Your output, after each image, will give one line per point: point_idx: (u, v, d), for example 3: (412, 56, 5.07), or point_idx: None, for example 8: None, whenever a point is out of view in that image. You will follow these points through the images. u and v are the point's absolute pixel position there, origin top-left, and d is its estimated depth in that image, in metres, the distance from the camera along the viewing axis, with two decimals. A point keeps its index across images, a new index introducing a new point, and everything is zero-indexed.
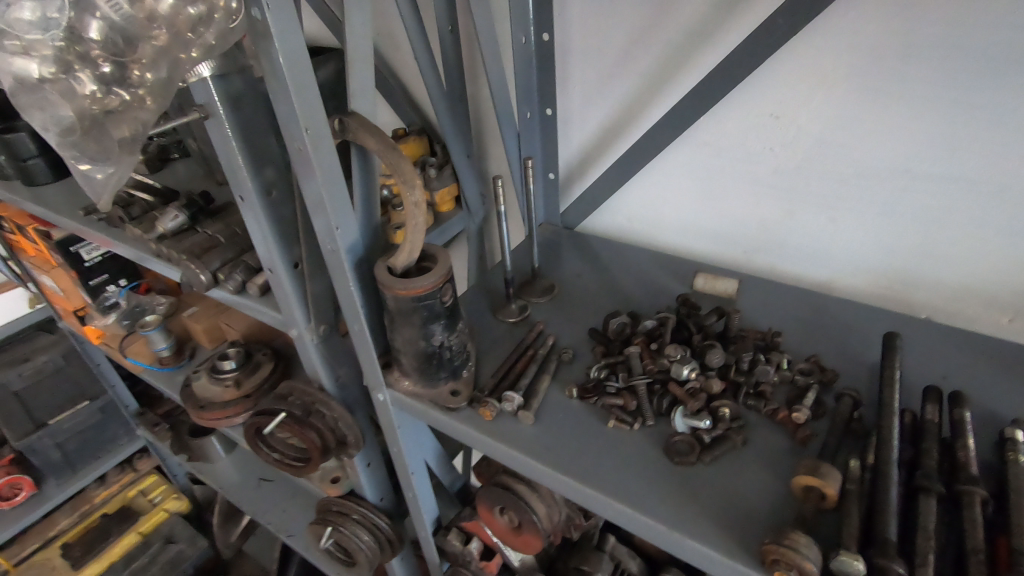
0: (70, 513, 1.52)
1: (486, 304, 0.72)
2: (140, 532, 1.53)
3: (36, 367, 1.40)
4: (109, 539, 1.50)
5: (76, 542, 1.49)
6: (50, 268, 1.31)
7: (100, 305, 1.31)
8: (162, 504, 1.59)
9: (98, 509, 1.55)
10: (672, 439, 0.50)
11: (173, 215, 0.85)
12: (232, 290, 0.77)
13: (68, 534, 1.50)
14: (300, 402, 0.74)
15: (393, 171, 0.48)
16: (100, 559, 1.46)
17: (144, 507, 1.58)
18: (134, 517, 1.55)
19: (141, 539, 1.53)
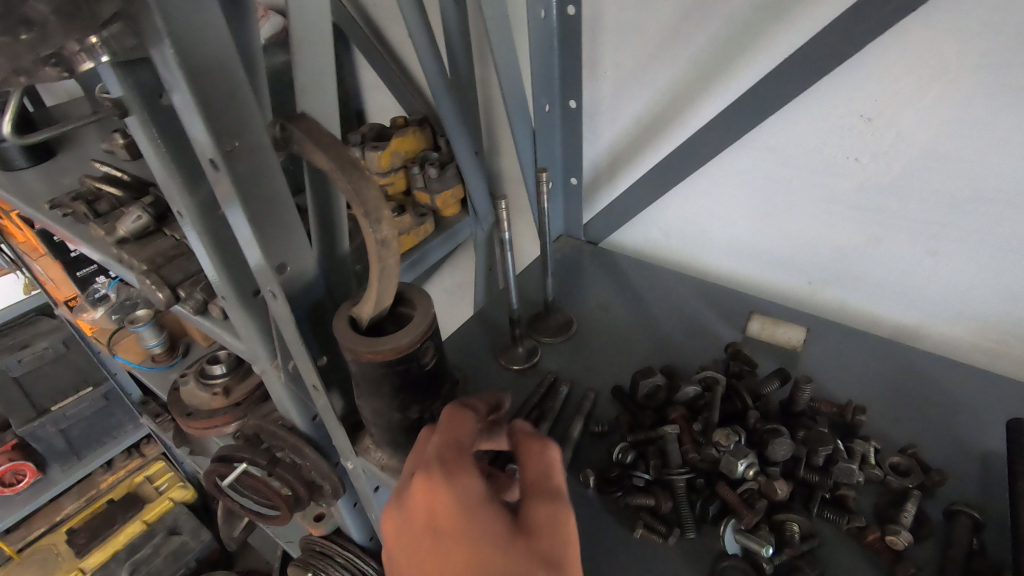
0: (76, 497, 1.41)
1: (488, 342, 0.59)
2: (145, 521, 1.42)
3: (36, 353, 1.25)
4: (113, 527, 1.38)
5: (81, 528, 1.38)
6: (38, 256, 1.22)
7: (88, 298, 1.18)
8: (168, 492, 1.47)
9: (105, 495, 1.43)
10: (720, 565, 0.38)
11: (136, 215, 0.74)
12: (193, 311, 0.66)
13: (74, 519, 1.39)
14: (266, 448, 0.64)
15: (350, 199, 0.35)
16: (102, 549, 1.35)
17: (149, 495, 1.46)
18: (138, 504, 1.43)
19: (145, 528, 1.41)
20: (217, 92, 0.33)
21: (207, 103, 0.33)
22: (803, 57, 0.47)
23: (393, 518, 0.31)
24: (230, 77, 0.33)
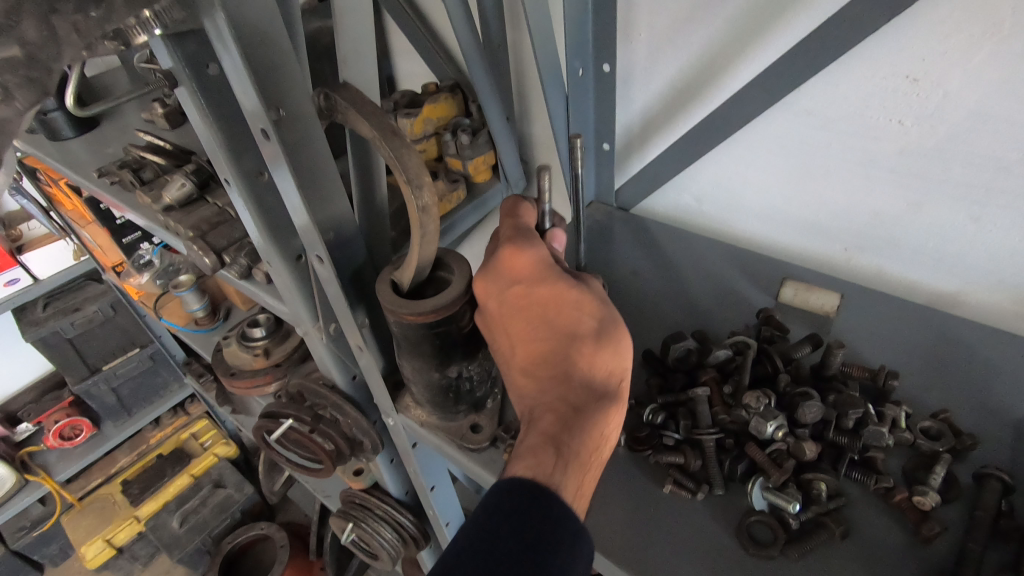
0: (129, 451, 1.52)
1: None
2: (192, 475, 1.49)
3: (87, 317, 1.30)
4: (162, 480, 1.46)
5: (134, 480, 1.47)
6: (85, 223, 1.27)
7: (135, 264, 1.26)
8: (212, 449, 1.54)
9: (154, 450, 1.53)
10: (748, 520, 0.39)
11: (180, 183, 0.77)
12: (238, 276, 0.69)
13: (127, 472, 1.49)
14: (310, 406, 0.66)
15: (392, 165, 0.36)
16: (154, 499, 1.43)
17: (195, 451, 1.53)
18: (185, 459, 1.51)
19: (192, 482, 1.48)
20: (265, 63, 0.34)
21: (257, 74, 0.34)
22: (848, 16, 0.46)
23: (483, 278, 0.39)
24: (273, 46, 0.34)
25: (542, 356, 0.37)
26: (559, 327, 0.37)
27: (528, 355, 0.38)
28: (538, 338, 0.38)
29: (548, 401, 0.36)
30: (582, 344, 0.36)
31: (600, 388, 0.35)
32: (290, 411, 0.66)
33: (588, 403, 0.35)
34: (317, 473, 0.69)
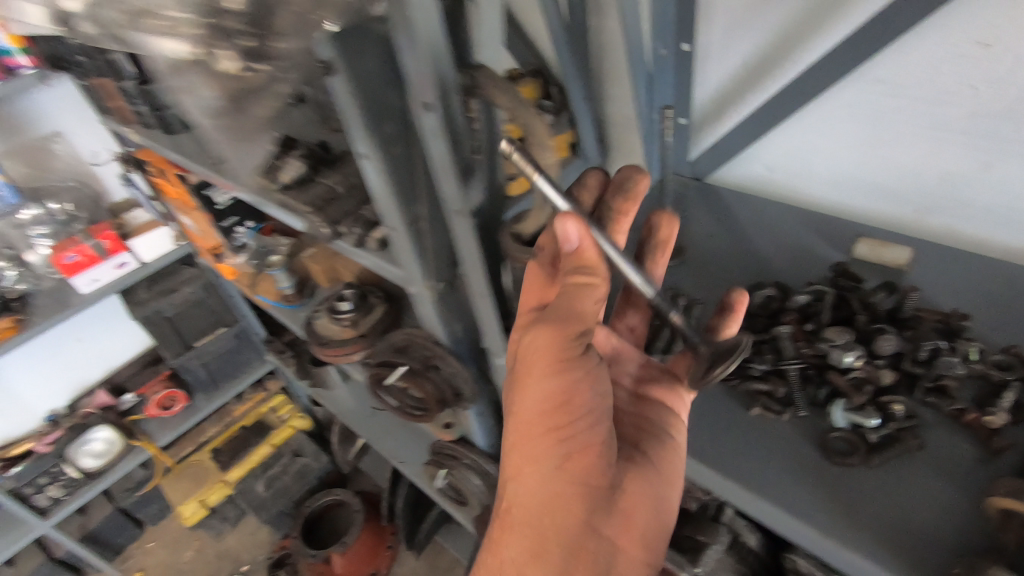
0: (217, 423, 1.68)
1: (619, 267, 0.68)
2: (273, 444, 1.64)
3: (183, 297, 1.46)
4: (248, 448, 1.61)
5: (223, 448, 1.62)
6: (188, 210, 1.43)
7: (232, 246, 1.39)
8: (290, 421, 1.68)
9: (238, 422, 1.68)
10: (829, 436, 0.45)
11: (295, 165, 0.87)
12: (352, 244, 0.78)
13: (216, 441, 1.64)
14: (419, 355, 0.76)
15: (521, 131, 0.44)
16: (239, 466, 1.58)
17: (274, 424, 1.67)
18: (266, 431, 1.65)
19: (274, 450, 1.63)
20: (431, 46, 0.41)
21: (424, 57, 0.41)
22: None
23: None
24: (438, 27, 0.41)
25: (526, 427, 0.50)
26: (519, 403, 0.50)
27: None
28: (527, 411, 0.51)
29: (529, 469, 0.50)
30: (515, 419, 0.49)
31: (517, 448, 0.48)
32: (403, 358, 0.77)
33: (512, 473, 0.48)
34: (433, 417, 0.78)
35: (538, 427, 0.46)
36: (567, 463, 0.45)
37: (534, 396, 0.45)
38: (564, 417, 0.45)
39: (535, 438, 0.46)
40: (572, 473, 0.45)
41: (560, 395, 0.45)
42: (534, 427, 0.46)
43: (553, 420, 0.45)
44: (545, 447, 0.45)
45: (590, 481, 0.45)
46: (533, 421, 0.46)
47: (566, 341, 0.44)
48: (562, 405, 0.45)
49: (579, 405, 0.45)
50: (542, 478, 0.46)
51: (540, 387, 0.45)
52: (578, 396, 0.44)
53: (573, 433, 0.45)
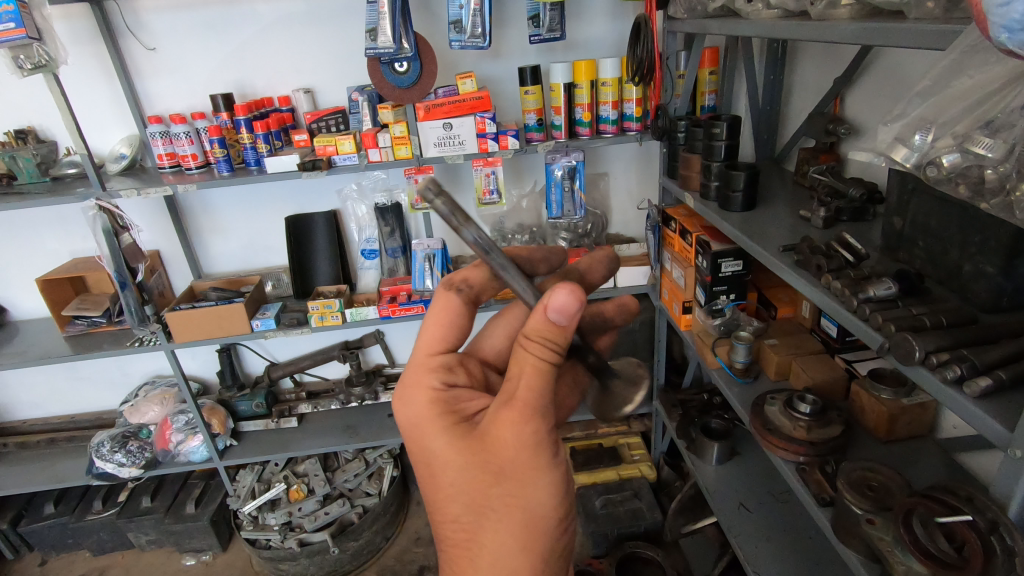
0: (584, 429, 2.45)
1: None
2: (620, 475, 2.26)
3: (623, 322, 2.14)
4: (599, 464, 2.31)
5: (586, 450, 2.40)
6: (686, 264, 1.78)
7: (711, 307, 1.69)
8: (641, 464, 2.30)
9: (599, 438, 2.43)
10: None
11: (885, 286, 0.98)
12: (944, 379, 0.81)
13: (581, 442, 2.42)
14: (985, 516, 0.75)
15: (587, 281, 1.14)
16: (602, 471, 2.27)
17: (628, 457, 2.34)
18: (620, 462, 2.31)
19: (618, 478, 2.24)
20: None
21: None
22: None
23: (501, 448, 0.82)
24: None
25: (535, 514, 0.84)
26: (544, 503, 0.84)
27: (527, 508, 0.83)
28: (529, 500, 0.83)
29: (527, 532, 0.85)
30: (533, 507, 0.83)
31: (543, 520, 0.84)
32: (962, 508, 0.78)
33: (530, 535, 0.84)
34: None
35: (552, 520, 0.85)
36: (563, 533, 0.89)
37: (549, 493, 0.83)
38: (565, 502, 0.86)
39: (558, 527, 0.86)
40: (563, 542, 0.89)
41: (562, 488, 0.85)
42: (554, 522, 0.85)
43: (563, 509, 0.86)
44: (558, 536, 0.87)
45: (569, 549, 0.92)
46: (554, 524, 0.85)
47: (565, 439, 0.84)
48: (567, 491, 0.86)
49: (574, 494, 0.88)
50: (550, 555, 0.86)
51: (550, 480, 0.83)
52: (572, 482, 0.87)
53: (566, 511, 0.88)
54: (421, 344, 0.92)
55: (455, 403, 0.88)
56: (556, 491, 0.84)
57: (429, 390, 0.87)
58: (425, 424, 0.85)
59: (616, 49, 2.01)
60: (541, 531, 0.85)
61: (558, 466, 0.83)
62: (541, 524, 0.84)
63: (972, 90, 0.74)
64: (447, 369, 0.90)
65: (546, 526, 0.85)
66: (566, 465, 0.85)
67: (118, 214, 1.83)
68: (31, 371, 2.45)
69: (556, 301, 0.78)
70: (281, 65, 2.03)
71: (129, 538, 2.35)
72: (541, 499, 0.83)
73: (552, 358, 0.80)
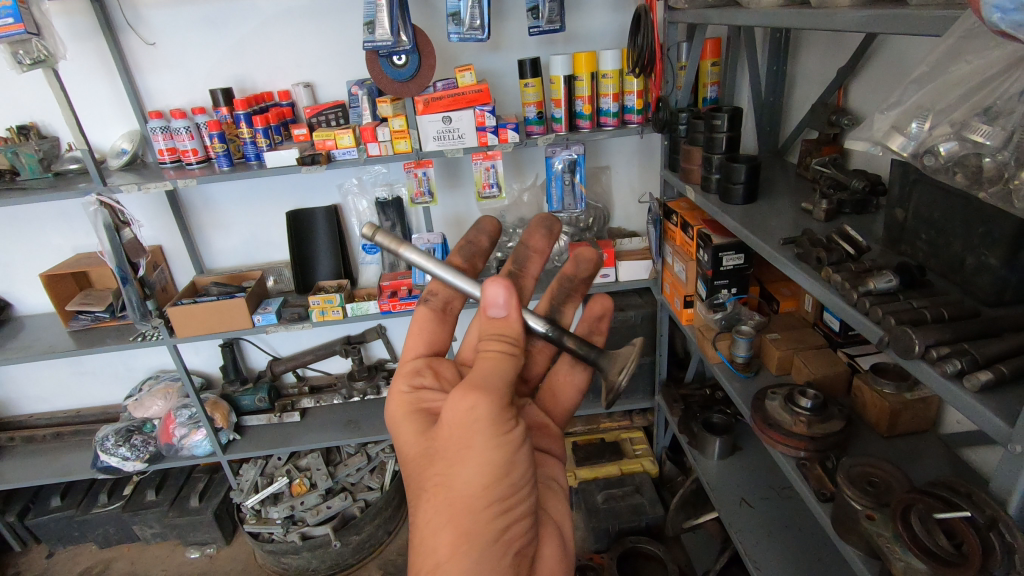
0: (586, 424, 2.44)
1: None
2: (622, 469, 2.25)
3: (624, 316, 2.13)
4: (601, 459, 2.31)
5: (588, 444, 2.39)
6: (688, 258, 1.76)
7: (712, 301, 1.67)
8: (642, 459, 2.29)
9: (601, 433, 2.43)
10: None
11: (886, 279, 0.96)
12: (945, 373, 0.79)
13: (583, 436, 2.42)
14: (984, 512, 0.74)
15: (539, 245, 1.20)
16: (604, 465, 2.27)
17: (630, 452, 2.33)
18: (622, 457, 2.30)
19: (620, 472, 2.24)
20: None
21: None
22: None
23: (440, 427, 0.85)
24: None
25: (469, 496, 0.82)
26: (479, 484, 0.82)
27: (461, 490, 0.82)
28: (461, 479, 0.82)
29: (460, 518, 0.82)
30: (467, 488, 0.82)
31: (476, 504, 0.82)
32: (962, 504, 0.77)
33: (462, 520, 0.82)
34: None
35: (486, 505, 0.82)
36: (505, 528, 0.84)
37: (475, 473, 0.82)
38: (503, 488, 0.83)
39: (488, 509, 0.82)
40: (505, 539, 0.83)
41: (500, 471, 0.83)
42: (484, 504, 0.82)
43: (497, 492, 0.83)
44: (492, 520, 0.83)
45: (518, 544, 0.85)
46: (483, 504, 0.82)
47: (504, 419, 0.82)
48: (504, 475, 0.83)
49: (514, 477, 0.84)
50: (488, 550, 0.82)
51: (485, 462, 0.82)
52: (515, 468, 0.84)
53: (509, 500, 0.84)
54: (404, 355, 1.05)
55: (421, 402, 0.95)
56: (492, 475, 0.82)
57: (397, 392, 0.97)
58: (394, 418, 0.94)
59: (617, 41, 1.99)
60: (474, 519, 0.82)
61: (494, 448, 0.82)
62: (474, 509, 0.82)
63: (969, 76, 0.73)
64: (415, 372, 0.99)
65: (480, 513, 0.82)
66: (507, 449, 0.83)
67: (119, 210, 1.84)
68: (36, 365, 2.47)
69: (495, 296, 0.90)
70: (280, 59, 2.03)
71: (135, 531, 2.37)
72: (473, 480, 0.82)
73: (500, 348, 0.88)
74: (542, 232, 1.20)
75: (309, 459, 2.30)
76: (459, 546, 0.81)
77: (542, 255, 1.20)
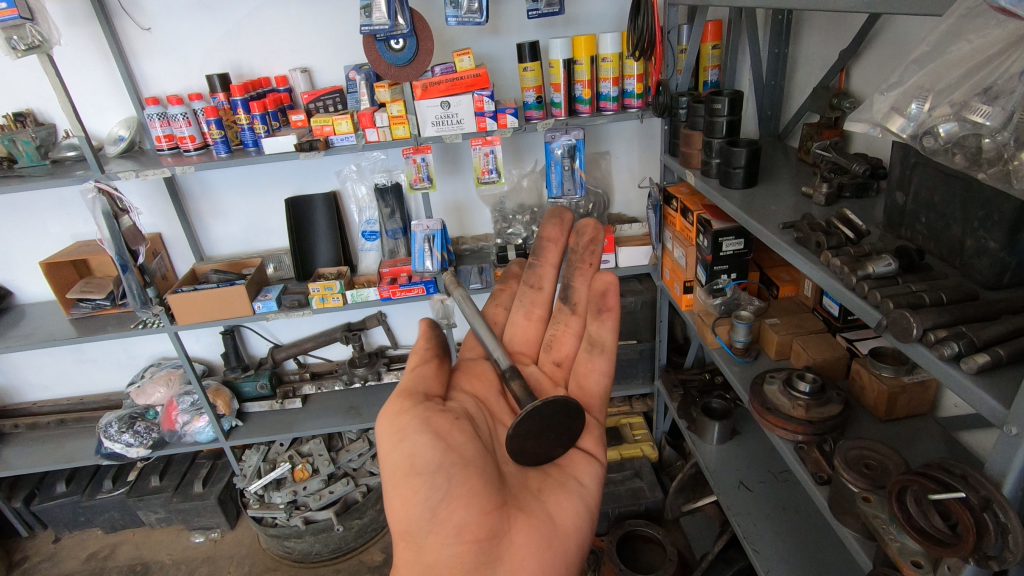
0: None
1: None
2: (621, 454, 2.27)
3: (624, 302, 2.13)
4: None
5: None
6: (687, 244, 1.76)
7: (711, 286, 1.67)
8: (641, 444, 2.30)
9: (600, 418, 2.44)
10: None
11: (885, 262, 0.96)
12: (943, 355, 0.79)
13: None
14: (979, 491, 0.74)
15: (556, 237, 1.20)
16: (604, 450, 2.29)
17: (629, 437, 2.35)
18: (621, 442, 2.32)
19: (619, 457, 2.26)
20: None
21: None
22: None
23: None
24: None
25: (393, 493, 0.84)
26: (392, 478, 0.84)
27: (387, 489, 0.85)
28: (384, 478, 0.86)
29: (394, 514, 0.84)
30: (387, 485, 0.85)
31: (396, 498, 0.84)
32: (956, 485, 0.77)
33: (394, 515, 0.84)
34: (957, 559, 0.77)
35: (403, 497, 0.83)
36: (433, 518, 0.81)
37: (387, 468, 0.85)
38: (414, 477, 0.82)
39: (406, 500, 0.83)
40: (437, 529, 0.81)
41: (406, 463, 0.83)
42: (400, 497, 0.83)
43: (409, 484, 0.82)
44: (418, 510, 0.82)
45: (458, 531, 0.82)
46: (398, 497, 0.84)
47: (395, 417, 0.86)
48: (409, 468, 0.83)
49: (424, 463, 0.82)
50: (422, 541, 0.82)
51: (392, 457, 0.84)
52: (417, 456, 0.83)
53: (423, 490, 0.82)
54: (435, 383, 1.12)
55: None
56: (398, 470, 0.83)
57: None
58: None
59: (617, 24, 1.96)
60: (403, 514, 0.83)
61: (392, 446, 0.85)
62: (396, 503, 0.84)
63: (971, 55, 0.73)
64: None
65: (403, 507, 0.83)
66: (403, 443, 0.84)
67: (118, 197, 1.83)
68: (38, 352, 2.48)
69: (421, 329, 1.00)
70: (277, 44, 2.01)
71: (139, 516, 2.39)
72: (388, 477, 0.85)
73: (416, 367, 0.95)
74: (554, 223, 1.20)
75: (311, 445, 2.32)
76: (400, 538, 0.84)
77: (558, 245, 1.21)
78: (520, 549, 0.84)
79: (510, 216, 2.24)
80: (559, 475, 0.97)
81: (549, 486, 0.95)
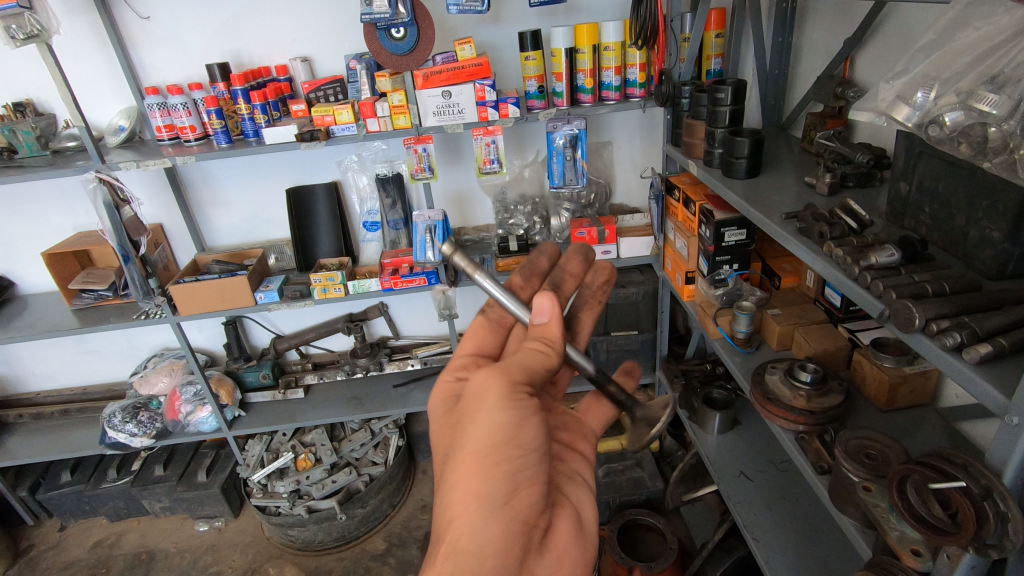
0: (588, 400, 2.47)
1: None
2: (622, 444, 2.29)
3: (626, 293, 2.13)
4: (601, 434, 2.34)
5: None
6: (689, 234, 1.76)
7: (713, 277, 1.67)
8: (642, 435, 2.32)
9: None
10: None
11: (888, 253, 0.96)
12: (944, 345, 0.79)
13: None
14: (979, 481, 0.74)
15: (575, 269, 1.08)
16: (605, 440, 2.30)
17: None
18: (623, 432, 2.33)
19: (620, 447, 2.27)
20: None
21: None
22: None
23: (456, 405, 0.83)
24: None
25: (479, 459, 0.77)
26: (488, 446, 0.77)
27: (470, 455, 0.77)
28: (472, 443, 0.78)
29: (466, 481, 0.76)
30: (472, 450, 0.77)
31: (485, 465, 0.76)
32: (957, 474, 0.77)
33: (466, 481, 0.76)
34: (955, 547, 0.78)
35: (493, 465, 0.76)
36: (514, 495, 0.76)
37: (483, 431, 0.77)
38: (515, 448, 0.78)
39: (495, 468, 0.76)
40: (511, 508, 0.76)
41: (511, 434, 0.78)
42: (489, 464, 0.76)
43: (504, 454, 0.77)
44: (497, 486, 0.75)
45: (525, 514, 0.77)
46: (485, 463, 0.76)
47: (512, 390, 0.80)
48: (512, 439, 0.78)
49: (527, 441, 0.79)
50: (492, 514, 0.75)
51: (495, 421, 0.78)
52: (525, 432, 0.78)
53: (517, 463, 0.78)
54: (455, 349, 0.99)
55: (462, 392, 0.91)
56: (501, 439, 0.77)
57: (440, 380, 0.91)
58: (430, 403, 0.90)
59: (620, 12, 1.95)
60: (481, 482, 0.76)
61: (500, 413, 0.78)
62: (480, 469, 0.76)
63: (977, 43, 0.73)
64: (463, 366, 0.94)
65: (486, 476, 0.76)
66: (515, 417, 0.78)
67: (119, 187, 1.82)
68: (41, 343, 2.49)
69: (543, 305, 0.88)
70: (277, 33, 2.00)
71: (144, 505, 2.41)
72: (481, 442, 0.77)
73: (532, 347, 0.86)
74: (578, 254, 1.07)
75: (314, 435, 2.33)
76: (465, 507, 0.75)
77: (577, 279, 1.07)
78: (561, 540, 0.84)
79: (512, 207, 2.24)
80: (566, 468, 0.96)
81: (563, 478, 0.94)
